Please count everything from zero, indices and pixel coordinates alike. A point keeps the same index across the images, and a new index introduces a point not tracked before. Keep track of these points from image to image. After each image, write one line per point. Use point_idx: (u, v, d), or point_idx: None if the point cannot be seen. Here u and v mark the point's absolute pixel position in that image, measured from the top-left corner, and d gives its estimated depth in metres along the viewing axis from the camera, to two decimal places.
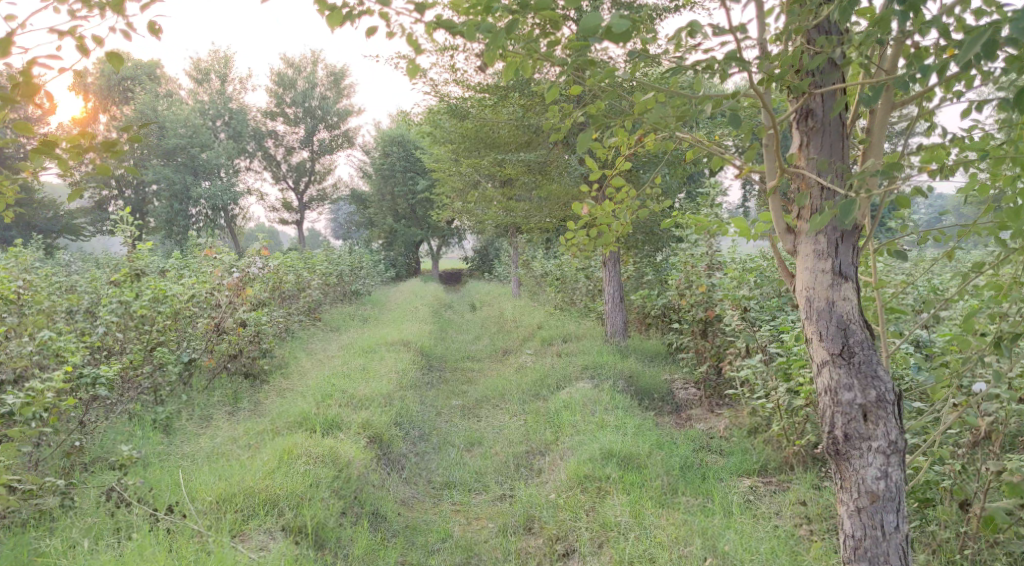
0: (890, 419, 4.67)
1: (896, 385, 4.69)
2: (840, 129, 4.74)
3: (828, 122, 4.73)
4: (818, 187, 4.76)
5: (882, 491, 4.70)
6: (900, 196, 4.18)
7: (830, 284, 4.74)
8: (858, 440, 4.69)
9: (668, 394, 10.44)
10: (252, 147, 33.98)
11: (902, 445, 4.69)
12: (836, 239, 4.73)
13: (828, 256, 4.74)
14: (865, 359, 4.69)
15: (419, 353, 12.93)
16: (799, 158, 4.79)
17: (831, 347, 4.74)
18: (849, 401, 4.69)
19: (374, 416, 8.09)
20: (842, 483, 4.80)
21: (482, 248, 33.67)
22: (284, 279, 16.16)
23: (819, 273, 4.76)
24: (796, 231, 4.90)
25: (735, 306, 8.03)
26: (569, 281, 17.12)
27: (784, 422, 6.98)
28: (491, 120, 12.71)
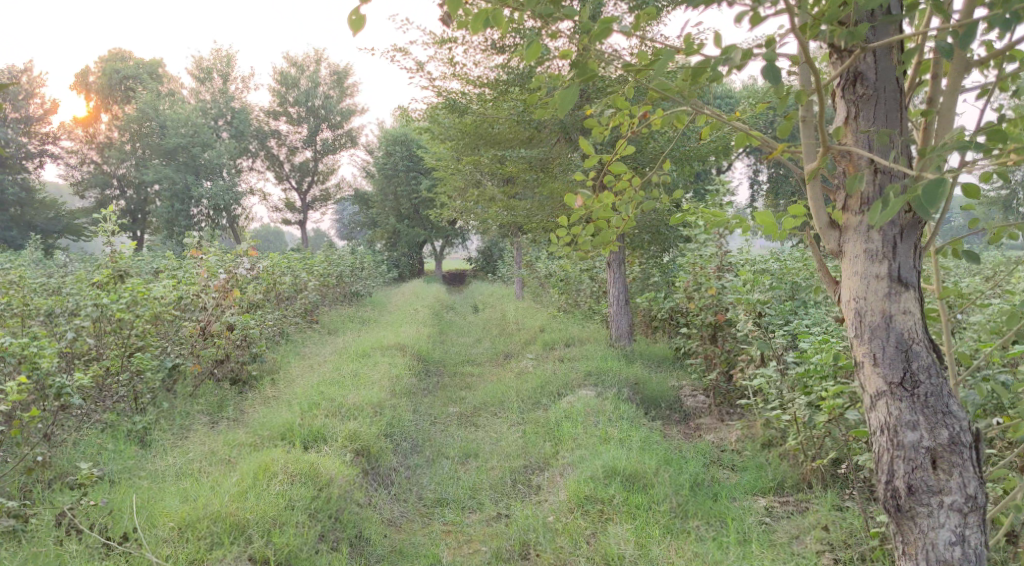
0: (966, 467, 4.21)
1: (971, 424, 4.24)
2: (896, 96, 4.29)
3: (882, 89, 4.28)
4: (870, 168, 4.29)
5: (957, 560, 4.22)
6: (971, 182, 3.81)
7: (886, 294, 4.27)
8: (927, 495, 4.24)
9: (676, 402, 9.95)
10: (254, 146, 33.55)
11: (981, 501, 4.23)
12: (893, 237, 4.26)
13: (883, 259, 4.27)
14: (932, 391, 4.24)
15: (417, 358, 12.44)
16: (848, 133, 4.32)
17: (890, 375, 4.27)
18: (915, 445, 4.23)
19: (363, 427, 7.60)
20: (906, 549, 4.32)
21: (487, 249, 33.15)
22: (280, 280, 15.69)
23: (873, 279, 4.28)
24: (840, 226, 4.40)
25: (748, 310, 7.52)
26: (573, 283, 16.59)
27: (802, 437, 6.48)
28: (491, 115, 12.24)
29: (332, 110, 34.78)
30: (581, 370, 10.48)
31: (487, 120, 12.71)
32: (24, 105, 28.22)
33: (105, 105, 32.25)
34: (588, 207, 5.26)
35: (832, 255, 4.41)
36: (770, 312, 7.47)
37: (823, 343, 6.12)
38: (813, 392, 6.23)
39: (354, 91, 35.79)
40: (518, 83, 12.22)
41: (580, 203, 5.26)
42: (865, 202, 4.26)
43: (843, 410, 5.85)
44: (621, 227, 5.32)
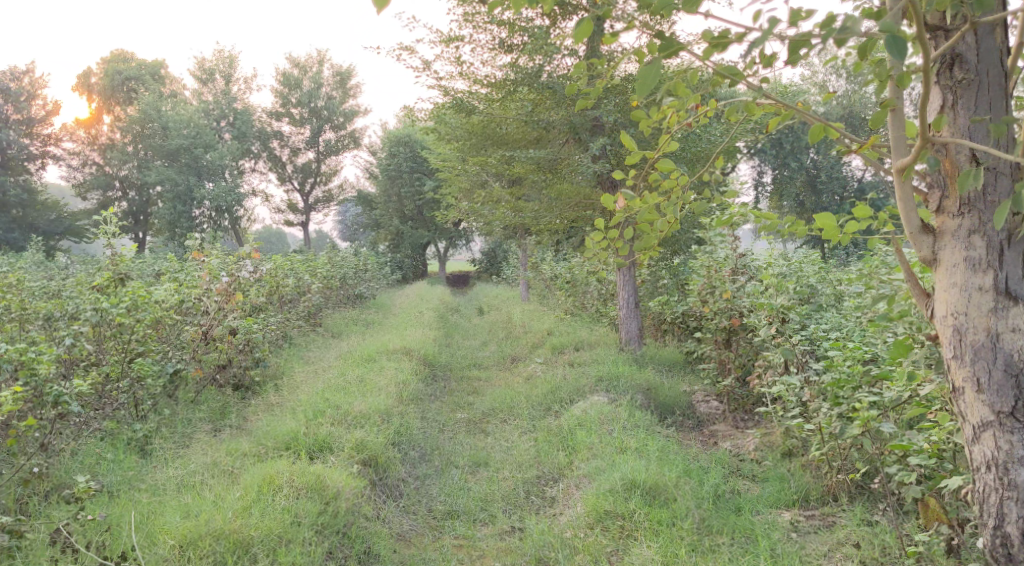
0: None
1: None
2: (997, 81, 4.11)
3: (983, 74, 4.11)
4: (971, 163, 4.11)
5: None
6: None
7: (992, 308, 4.07)
8: None
9: (689, 408, 9.72)
10: (257, 147, 33.35)
11: None
12: (999, 245, 4.07)
13: (989, 269, 4.08)
14: None
15: (423, 362, 12.21)
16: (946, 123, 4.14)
17: (999, 396, 4.08)
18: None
19: (371, 435, 7.37)
20: None
21: (491, 250, 32.91)
22: (284, 282, 15.46)
23: (976, 291, 4.09)
24: (937, 231, 4.19)
25: (769, 315, 7.29)
26: (580, 285, 16.34)
27: (828, 449, 6.25)
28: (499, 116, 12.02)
29: (335, 110, 34.54)
30: (593, 375, 10.25)
31: (495, 119, 12.48)
32: (26, 106, 28.03)
33: (107, 106, 32.05)
34: (631, 207, 5.13)
35: (924, 261, 4.21)
36: (791, 317, 7.24)
37: (852, 351, 5.89)
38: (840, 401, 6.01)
39: (357, 92, 35.55)
40: (525, 83, 11.99)
41: (622, 203, 5.13)
42: (968, 201, 4.07)
43: (874, 423, 5.63)
44: (666, 229, 5.15)
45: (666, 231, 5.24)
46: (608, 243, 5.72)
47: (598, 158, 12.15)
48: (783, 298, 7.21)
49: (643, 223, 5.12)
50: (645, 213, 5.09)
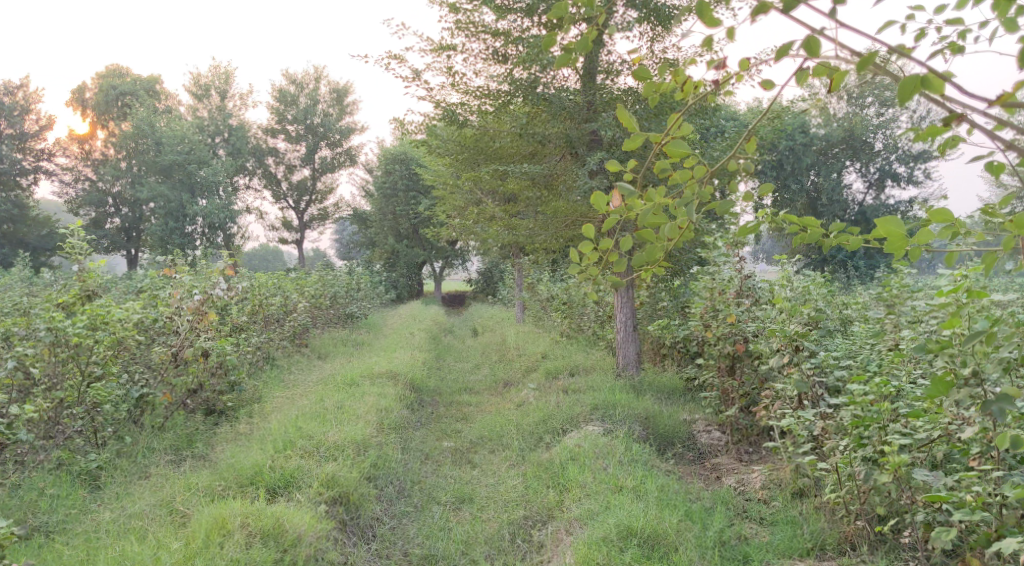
0: None
1: None
2: None
3: None
4: None
5: None
6: None
7: None
8: None
9: (689, 439, 9.14)
10: (252, 164, 32.82)
11: None
12: None
13: None
14: None
15: (410, 386, 11.60)
16: None
17: None
18: None
19: (344, 469, 6.77)
20: None
21: (487, 270, 32.35)
22: (267, 300, 14.81)
23: None
24: None
25: (782, 342, 6.68)
26: (577, 306, 15.73)
27: (849, 491, 5.73)
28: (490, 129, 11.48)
29: (331, 127, 33.95)
30: (587, 402, 9.60)
31: (488, 132, 11.90)
32: (19, 121, 27.51)
33: (101, 121, 31.52)
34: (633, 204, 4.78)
35: None
36: (808, 344, 6.63)
37: (878, 388, 5.38)
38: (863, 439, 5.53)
39: (353, 109, 35.03)
40: (521, 95, 11.46)
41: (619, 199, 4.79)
42: None
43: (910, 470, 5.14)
44: (671, 230, 4.77)
45: (672, 237, 4.84)
46: (607, 260, 5.30)
47: (595, 174, 11.61)
48: (797, 324, 6.61)
49: (644, 222, 4.76)
50: (649, 211, 4.73)
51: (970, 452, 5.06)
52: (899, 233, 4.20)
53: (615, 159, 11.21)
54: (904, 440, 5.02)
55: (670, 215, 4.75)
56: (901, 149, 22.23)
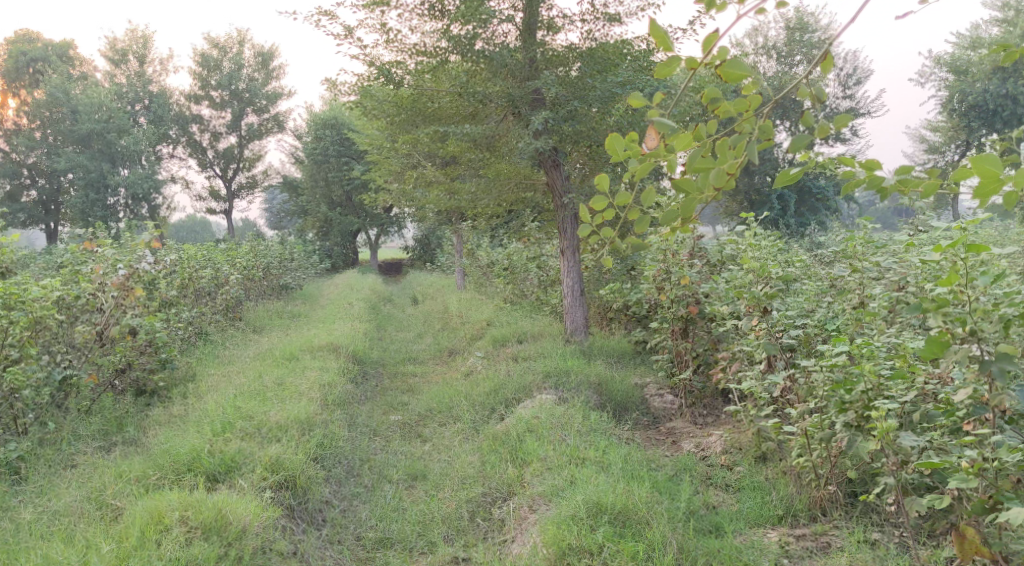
0: None
1: None
2: None
3: None
4: None
5: None
6: None
7: None
8: None
9: (643, 403, 8.94)
10: (175, 132, 31.59)
11: None
12: None
13: None
14: None
15: (352, 358, 11.17)
16: None
17: None
18: None
19: (288, 451, 6.37)
20: None
21: (424, 236, 31.77)
22: (196, 272, 14.14)
23: None
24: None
25: (750, 304, 6.50)
26: (520, 271, 15.41)
27: (821, 456, 5.54)
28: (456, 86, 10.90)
29: (257, 93, 32.81)
30: (539, 369, 9.30)
31: (426, 93, 11.49)
32: None
33: (12, 89, 29.95)
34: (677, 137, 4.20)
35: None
36: (776, 306, 6.46)
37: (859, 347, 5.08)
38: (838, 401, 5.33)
39: (280, 74, 33.90)
40: (459, 53, 11.03)
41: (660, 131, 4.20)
42: None
43: (892, 433, 4.93)
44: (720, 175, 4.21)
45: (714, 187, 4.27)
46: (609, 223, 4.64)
47: (539, 134, 11.22)
48: (766, 285, 6.43)
49: (688, 165, 4.21)
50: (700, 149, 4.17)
51: (953, 415, 4.88)
52: (994, 173, 4.03)
53: (559, 118, 10.84)
54: (892, 403, 4.81)
55: (718, 160, 4.21)
56: (834, 107, 22.30)
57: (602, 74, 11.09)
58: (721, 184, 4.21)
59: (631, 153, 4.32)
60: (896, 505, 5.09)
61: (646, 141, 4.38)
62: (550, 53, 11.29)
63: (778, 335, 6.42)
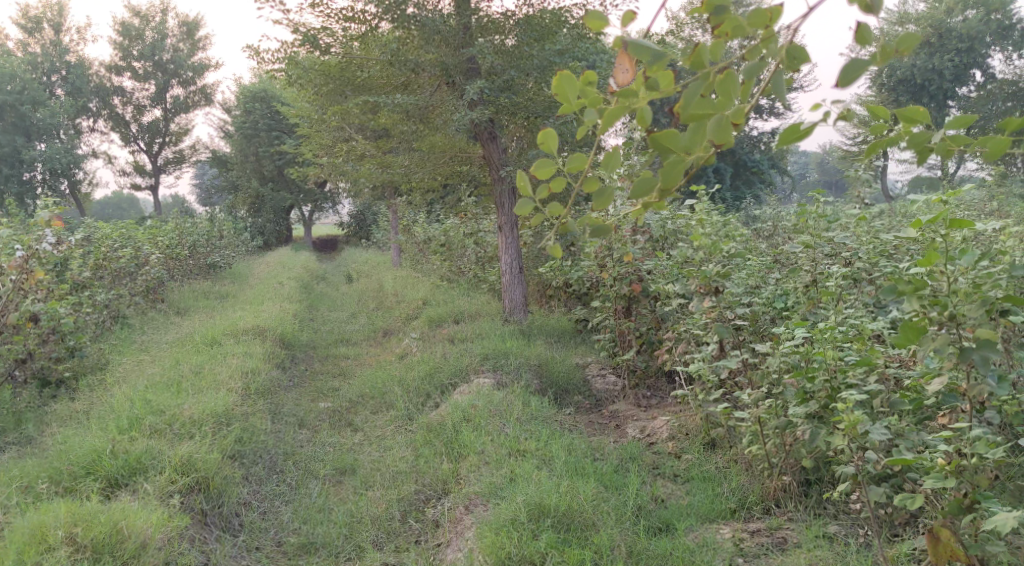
0: None
1: None
2: None
3: None
4: None
5: None
6: None
7: None
8: None
9: (585, 385, 8.58)
10: (95, 105, 30.21)
11: None
12: None
13: None
14: None
15: (279, 342, 10.60)
16: None
17: None
18: None
19: (202, 450, 5.86)
20: None
21: (360, 213, 30.99)
22: (114, 252, 13.33)
23: None
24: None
25: (702, 283, 6.10)
26: (457, 248, 14.91)
27: (776, 446, 5.23)
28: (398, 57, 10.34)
29: (182, 64, 31.50)
30: (476, 351, 8.85)
31: (355, 61, 10.95)
32: None
33: None
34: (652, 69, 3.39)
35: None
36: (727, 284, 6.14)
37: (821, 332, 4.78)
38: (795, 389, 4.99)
39: (206, 45, 32.58)
40: (389, 19, 10.43)
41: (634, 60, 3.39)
42: None
43: (859, 425, 4.48)
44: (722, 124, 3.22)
45: (709, 142, 3.26)
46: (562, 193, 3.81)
47: (475, 105, 10.72)
48: (718, 263, 6.04)
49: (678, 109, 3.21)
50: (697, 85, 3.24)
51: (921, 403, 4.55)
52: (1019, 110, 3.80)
53: (494, 89, 10.35)
54: (858, 393, 4.45)
55: (718, 104, 3.23)
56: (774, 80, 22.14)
57: (540, 43, 10.60)
58: (720, 137, 3.24)
59: (588, 99, 3.46)
60: (859, 504, 4.80)
61: (616, 76, 3.47)
62: (484, 21, 10.69)
63: (729, 316, 6.07)
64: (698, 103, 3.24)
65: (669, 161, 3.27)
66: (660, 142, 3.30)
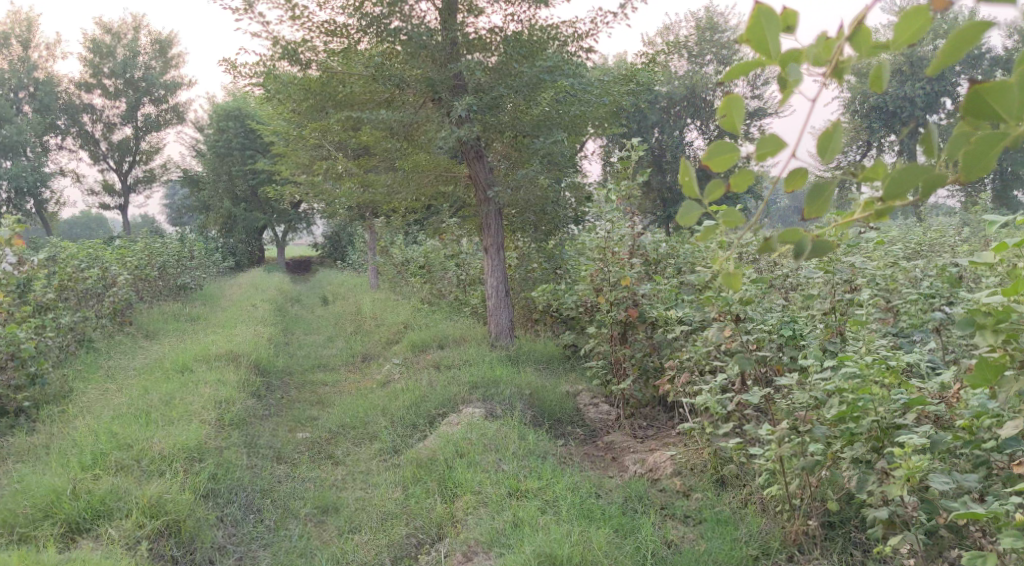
0: None
1: None
2: None
3: None
4: None
5: None
6: None
7: None
8: None
9: (577, 414, 8.17)
10: (63, 122, 29.51)
11: None
12: None
13: None
14: None
15: (255, 367, 10.12)
16: None
17: None
18: None
19: (172, 489, 5.42)
20: None
21: (335, 234, 30.44)
22: (80, 272, 12.75)
23: None
24: None
25: (721, 311, 5.80)
26: (438, 270, 14.47)
27: (803, 488, 4.90)
28: (382, 73, 9.96)
29: (154, 82, 30.85)
30: (465, 380, 8.40)
31: (336, 76, 10.44)
32: None
33: None
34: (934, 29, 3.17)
35: None
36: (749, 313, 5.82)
37: (868, 369, 4.51)
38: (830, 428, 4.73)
39: (179, 63, 31.98)
40: (373, 32, 10.11)
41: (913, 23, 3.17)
42: None
43: (920, 475, 4.24)
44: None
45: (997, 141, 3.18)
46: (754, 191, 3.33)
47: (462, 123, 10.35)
48: (740, 290, 5.75)
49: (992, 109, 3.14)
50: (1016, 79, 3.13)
51: (977, 445, 4.31)
52: None
53: (483, 107, 10.01)
54: (916, 437, 4.22)
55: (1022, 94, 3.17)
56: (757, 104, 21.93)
57: (529, 59, 10.29)
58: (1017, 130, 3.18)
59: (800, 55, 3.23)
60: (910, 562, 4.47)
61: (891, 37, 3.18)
62: (470, 37, 10.38)
63: (751, 347, 5.77)
64: (1005, 95, 3.14)
65: (991, 133, 3.15)
66: (980, 102, 3.16)
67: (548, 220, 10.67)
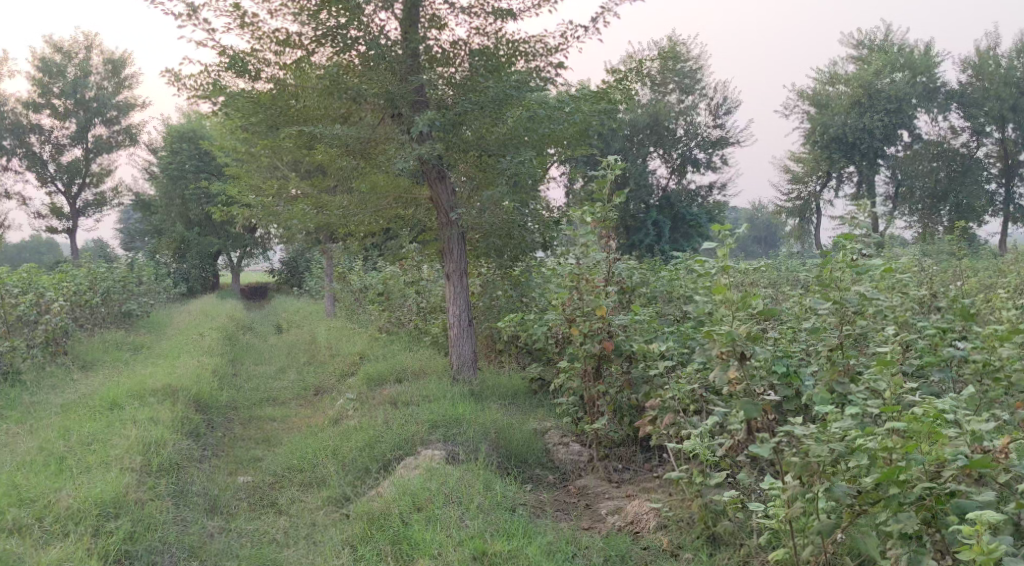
0: None
1: None
2: None
3: None
4: None
5: None
6: None
7: None
8: None
9: (547, 453, 7.45)
10: (8, 143, 28.32)
11: None
12: None
13: None
14: None
15: (195, 403, 9.31)
16: None
17: None
18: None
19: (74, 555, 5.29)
20: None
21: (291, 259, 29.47)
22: (10, 298, 11.82)
23: None
24: None
25: (724, 350, 5.21)
26: (398, 297, 13.72)
27: (813, 551, 4.56)
28: (335, 87, 9.29)
29: (106, 103, 29.82)
30: (424, 417, 7.65)
31: (288, 89, 9.71)
32: None
33: None
34: None
35: None
36: (756, 350, 5.24)
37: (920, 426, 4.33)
38: (867, 489, 4.49)
39: (133, 83, 31.01)
40: (329, 43, 9.45)
41: None
42: None
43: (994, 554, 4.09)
44: None
45: None
46: None
47: (423, 140, 9.69)
48: (746, 325, 5.18)
49: None
50: None
51: None
52: None
53: (446, 124, 9.37)
54: (990, 514, 4.09)
55: None
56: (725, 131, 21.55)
57: (495, 75, 9.71)
58: None
59: None
60: None
61: None
62: (434, 50, 9.77)
63: (756, 390, 5.23)
64: None
65: None
66: None
67: (514, 244, 9.95)
